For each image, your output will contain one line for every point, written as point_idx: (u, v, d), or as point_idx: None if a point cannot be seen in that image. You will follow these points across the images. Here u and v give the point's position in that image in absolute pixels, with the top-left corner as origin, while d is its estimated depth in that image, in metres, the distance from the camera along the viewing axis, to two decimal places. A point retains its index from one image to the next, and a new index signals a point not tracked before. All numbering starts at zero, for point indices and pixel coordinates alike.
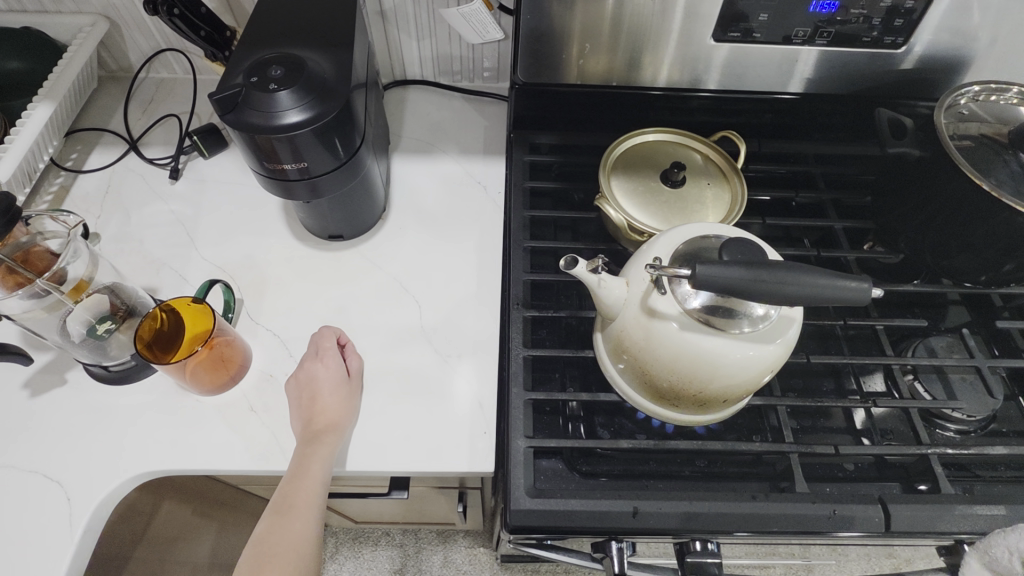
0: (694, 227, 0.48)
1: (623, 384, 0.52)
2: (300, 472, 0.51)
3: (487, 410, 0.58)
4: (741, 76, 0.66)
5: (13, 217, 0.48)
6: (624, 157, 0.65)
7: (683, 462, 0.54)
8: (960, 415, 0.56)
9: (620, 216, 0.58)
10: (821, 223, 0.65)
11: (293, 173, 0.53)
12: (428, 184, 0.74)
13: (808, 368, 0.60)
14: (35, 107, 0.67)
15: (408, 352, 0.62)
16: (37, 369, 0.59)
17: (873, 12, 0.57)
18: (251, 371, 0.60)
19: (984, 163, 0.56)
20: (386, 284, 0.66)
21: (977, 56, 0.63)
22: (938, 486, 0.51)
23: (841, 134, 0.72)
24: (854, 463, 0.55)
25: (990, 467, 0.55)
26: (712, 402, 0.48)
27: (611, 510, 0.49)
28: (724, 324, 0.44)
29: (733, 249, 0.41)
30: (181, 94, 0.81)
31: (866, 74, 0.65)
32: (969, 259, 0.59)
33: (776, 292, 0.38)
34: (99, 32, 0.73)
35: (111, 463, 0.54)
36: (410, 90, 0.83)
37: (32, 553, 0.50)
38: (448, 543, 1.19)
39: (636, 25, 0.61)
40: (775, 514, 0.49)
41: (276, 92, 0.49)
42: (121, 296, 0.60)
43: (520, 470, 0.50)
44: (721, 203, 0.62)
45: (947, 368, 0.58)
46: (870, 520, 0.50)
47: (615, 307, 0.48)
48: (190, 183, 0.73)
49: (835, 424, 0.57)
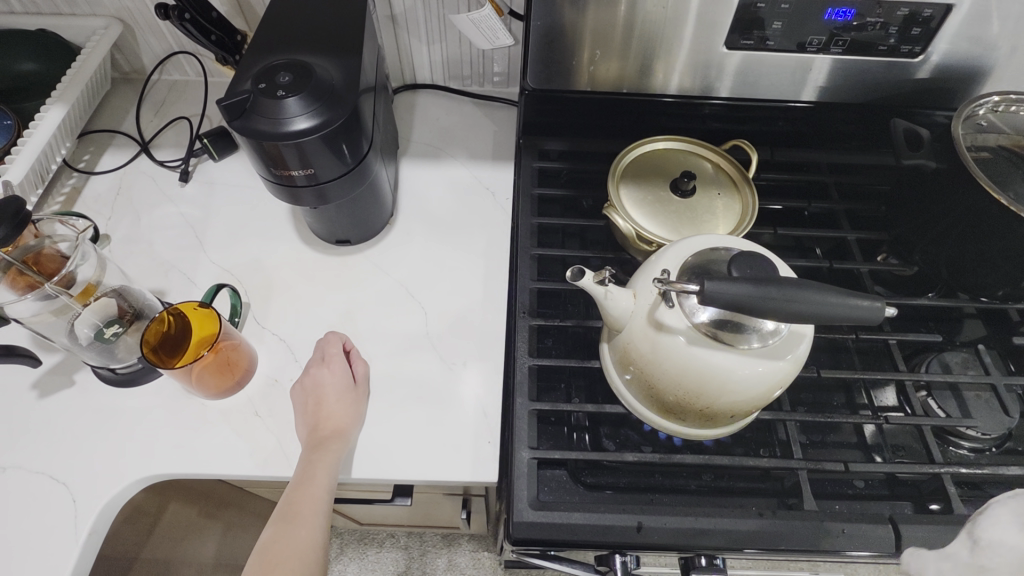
0: (704, 239, 0.48)
1: (629, 397, 0.52)
2: (306, 479, 0.51)
3: (492, 418, 0.58)
4: (753, 84, 0.65)
5: (21, 222, 0.48)
6: (633, 165, 0.65)
7: (689, 476, 0.54)
8: (974, 433, 0.54)
9: (628, 225, 0.58)
10: (834, 234, 0.64)
11: (300, 179, 0.52)
12: (436, 189, 0.74)
13: (818, 382, 0.59)
14: (48, 108, 0.67)
15: (413, 358, 0.61)
16: (46, 370, 0.60)
17: (890, 20, 0.56)
18: (256, 375, 0.60)
19: (1002, 176, 0.54)
20: (392, 289, 0.66)
21: (997, 66, 0.61)
22: (950, 506, 0.50)
23: (856, 143, 0.71)
24: (865, 480, 0.54)
25: (1004, 487, 0.53)
26: (719, 417, 0.48)
27: (615, 524, 0.49)
28: (732, 339, 0.43)
29: (742, 264, 0.40)
30: (193, 96, 0.82)
31: (882, 82, 0.64)
32: (985, 273, 0.58)
33: (787, 309, 0.37)
34: (112, 35, 0.74)
35: (116, 466, 0.54)
36: (420, 94, 0.83)
37: (37, 554, 0.51)
38: (453, 546, 1.18)
39: (648, 31, 0.60)
40: (782, 531, 0.48)
41: (284, 99, 0.49)
42: (128, 300, 0.60)
43: (523, 481, 0.50)
44: (732, 213, 0.61)
45: (961, 385, 0.56)
46: (880, 540, 0.49)
47: (622, 319, 0.48)
48: (200, 186, 0.73)
49: (845, 440, 0.56)
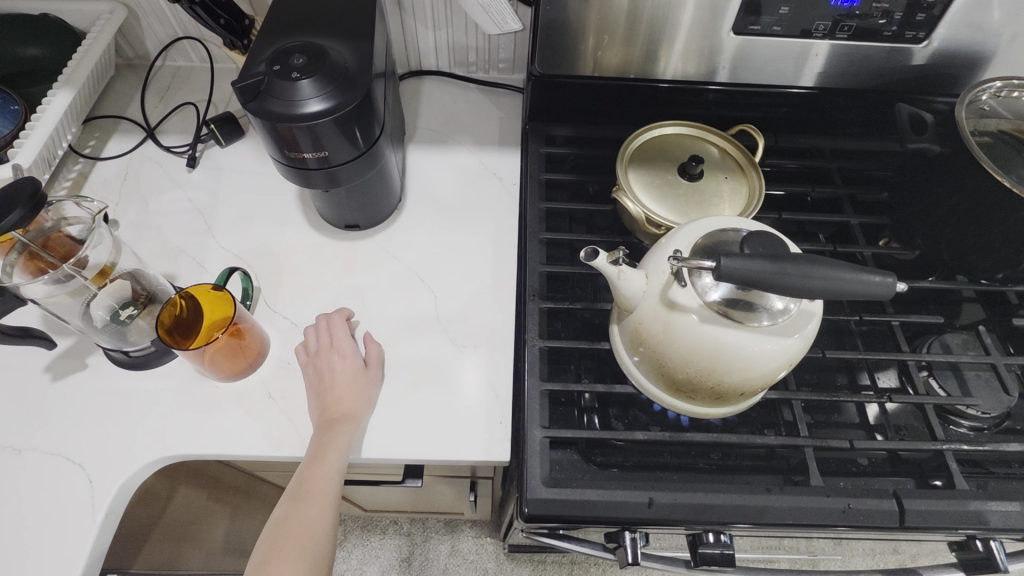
0: (713, 221, 0.49)
1: (639, 376, 0.53)
2: (317, 459, 0.52)
3: (502, 400, 0.59)
4: (757, 70, 0.66)
5: (38, 203, 0.48)
6: (641, 150, 0.65)
7: (697, 455, 0.55)
8: (975, 412, 0.56)
9: (637, 209, 0.58)
10: (837, 218, 0.65)
11: (312, 161, 0.53)
12: (443, 174, 0.74)
13: (822, 362, 0.59)
14: (55, 93, 0.67)
15: (422, 341, 0.62)
16: (59, 353, 0.60)
17: (894, 7, 0.57)
18: (268, 358, 0.60)
19: (1003, 160, 0.55)
20: (401, 273, 0.67)
21: (996, 52, 0.62)
22: (952, 482, 0.52)
23: (859, 129, 0.72)
24: (868, 458, 0.55)
25: (1003, 464, 0.55)
26: (730, 395, 0.49)
27: (626, 500, 0.50)
28: (744, 318, 0.44)
29: (755, 242, 0.41)
30: (197, 83, 0.82)
31: (883, 69, 0.65)
32: (986, 256, 0.59)
33: (800, 286, 0.38)
34: (117, 20, 0.73)
35: (129, 449, 0.55)
36: (425, 81, 0.83)
37: (57, 534, 0.51)
38: (456, 532, 1.20)
39: (655, 17, 0.60)
40: (789, 506, 0.50)
41: (298, 81, 0.49)
42: (143, 282, 0.61)
43: (536, 460, 0.51)
44: (738, 196, 0.62)
45: (962, 365, 0.58)
46: (884, 514, 0.50)
47: (634, 300, 0.49)
48: (207, 171, 0.73)
49: (848, 419, 0.57)
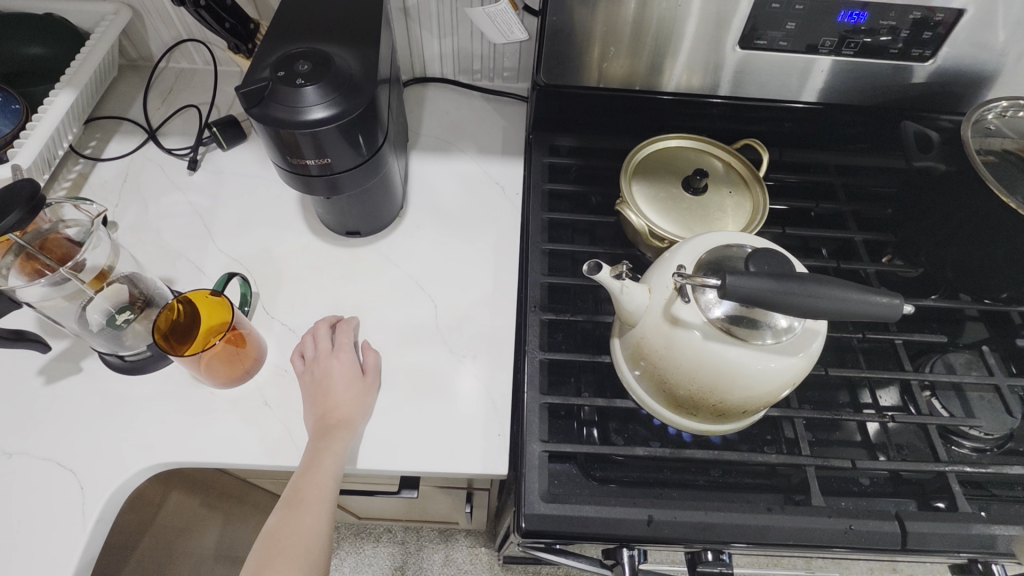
0: (718, 237, 0.48)
1: (640, 392, 0.52)
2: (312, 467, 0.51)
3: (501, 411, 0.58)
4: (762, 85, 0.66)
5: (36, 205, 0.48)
6: (646, 162, 0.65)
7: (697, 471, 0.54)
8: (977, 433, 0.55)
9: (641, 221, 0.58)
10: (841, 234, 0.64)
11: (314, 168, 0.52)
12: (446, 182, 0.74)
13: (823, 380, 0.59)
14: (57, 93, 0.67)
15: (420, 350, 0.61)
16: (54, 356, 0.59)
17: (901, 24, 0.57)
18: (265, 365, 0.60)
19: (1009, 180, 0.55)
20: (400, 281, 0.66)
21: (1001, 71, 0.62)
22: (955, 504, 0.51)
23: (862, 145, 0.71)
24: (870, 478, 0.54)
25: (1006, 486, 0.54)
26: (731, 412, 0.48)
27: (625, 518, 0.49)
28: (748, 335, 0.43)
29: (760, 259, 0.41)
30: (200, 85, 0.81)
31: (889, 86, 0.64)
32: (990, 276, 0.58)
33: (806, 305, 0.38)
34: (122, 21, 0.73)
35: (122, 455, 0.54)
36: (429, 87, 0.83)
37: (46, 541, 0.50)
38: (450, 541, 1.19)
39: (662, 30, 0.60)
40: (789, 526, 0.49)
41: (302, 88, 0.49)
42: (140, 286, 0.60)
43: (535, 474, 0.50)
44: (742, 211, 0.62)
45: (965, 386, 0.57)
46: (886, 536, 0.49)
47: (636, 314, 0.48)
48: (208, 174, 0.73)
49: (850, 438, 0.56)
